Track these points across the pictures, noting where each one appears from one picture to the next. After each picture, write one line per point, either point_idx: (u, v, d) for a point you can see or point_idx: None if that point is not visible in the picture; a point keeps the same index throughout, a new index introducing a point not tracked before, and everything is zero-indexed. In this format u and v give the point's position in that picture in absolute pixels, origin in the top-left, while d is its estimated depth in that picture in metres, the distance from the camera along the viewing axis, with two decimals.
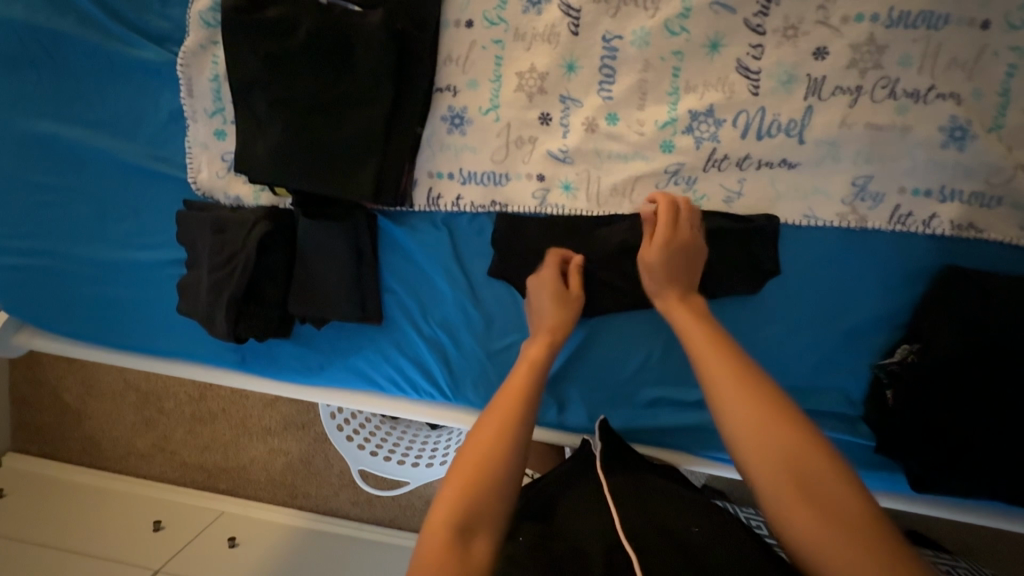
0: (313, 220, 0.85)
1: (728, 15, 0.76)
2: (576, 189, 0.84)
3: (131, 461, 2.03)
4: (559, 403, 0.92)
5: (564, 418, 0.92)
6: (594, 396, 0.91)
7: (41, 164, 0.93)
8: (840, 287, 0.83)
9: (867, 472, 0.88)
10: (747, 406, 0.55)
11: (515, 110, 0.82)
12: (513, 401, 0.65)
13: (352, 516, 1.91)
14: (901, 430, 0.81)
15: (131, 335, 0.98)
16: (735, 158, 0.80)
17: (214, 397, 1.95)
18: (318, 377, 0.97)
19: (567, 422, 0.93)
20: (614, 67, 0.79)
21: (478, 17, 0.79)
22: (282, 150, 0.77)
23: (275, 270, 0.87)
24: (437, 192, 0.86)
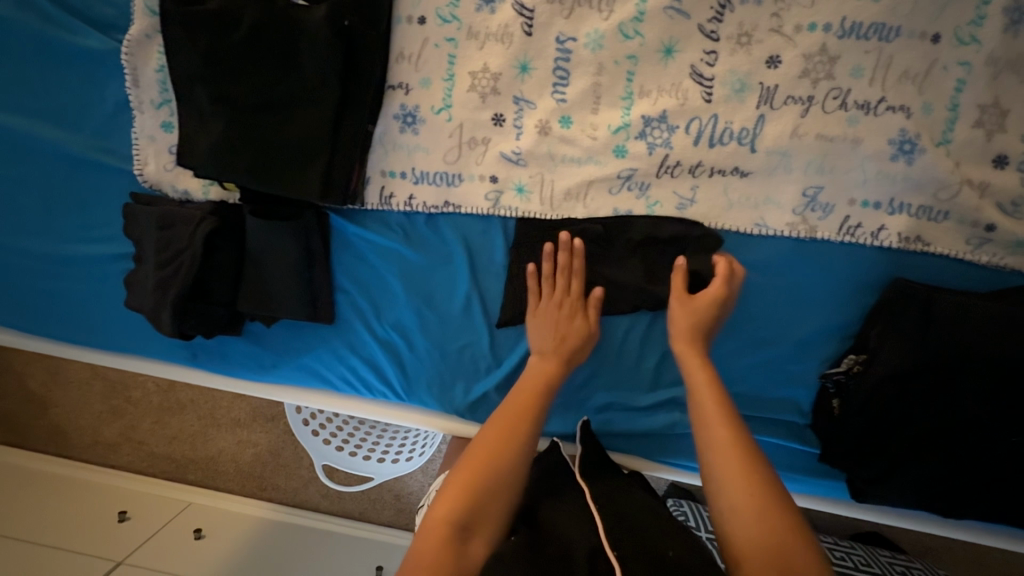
0: (263, 217, 0.84)
1: (682, 20, 0.75)
2: (530, 192, 0.83)
3: (98, 451, 2.01)
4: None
5: None
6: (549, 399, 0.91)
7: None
8: (790, 297, 0.84)
9: (814, 479, 0.89)
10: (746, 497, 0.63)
11: (468, 110, 0.80)
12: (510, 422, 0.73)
13: (321, 509, 1.91)
14: (845, 439, 0.82)
15: (79, 330, 0.96)
16: (688, 164, 0.79)
17: (182, 388, 1.93)
18: (272, 375, 0.96)
19: None
20: (567, 70, 0.78)
21: (431, 15, 0.78)
22: (225, 146, 0.75)
23: (224, 268, 0.86)
24: (390, 191, 0.85)
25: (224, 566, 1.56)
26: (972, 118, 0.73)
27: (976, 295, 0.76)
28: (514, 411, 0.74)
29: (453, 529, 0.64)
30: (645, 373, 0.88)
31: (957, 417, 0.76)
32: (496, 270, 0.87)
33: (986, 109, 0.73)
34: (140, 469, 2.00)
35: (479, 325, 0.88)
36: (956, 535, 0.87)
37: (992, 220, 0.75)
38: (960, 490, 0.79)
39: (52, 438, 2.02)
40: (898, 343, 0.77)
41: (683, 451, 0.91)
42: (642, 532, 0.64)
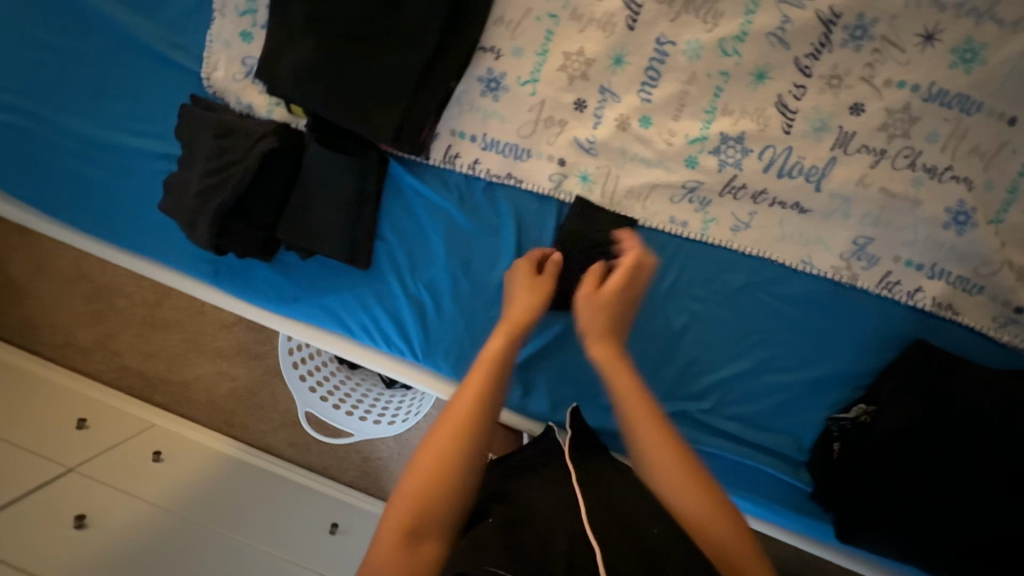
0: (323, 147, 0.82)
1: (781, 49, 0.76)
2: (593, 182, 0.84)
3: (68, 352, 1.96)
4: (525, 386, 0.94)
5: (527, 402, 0.93)
6: (562, 386, 0.93)
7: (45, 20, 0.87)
8: (813, 340, 0.87)
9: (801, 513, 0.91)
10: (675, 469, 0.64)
11: (554, 89, 0.80)
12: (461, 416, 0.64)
13: (285, 456, 1.89)
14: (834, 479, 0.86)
15: (105, 222, 0.94)
16: (752, 189, 0.81)
17: (170, 307, 1.90)
18: (290, 308, 0.95)
19: (529, 407, 0.94)
20: (659, 72, 0.78)
21: None
22: (308, 69, 0.74)
23: (270, 190, 0.83)
24: (456, 151, 0.84)
25: (179, 493, 1.51)
26: None
27: (993, 370, 0.80)
28: (466, 410, 0.65)
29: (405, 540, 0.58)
30: (662, 379, 0.90)
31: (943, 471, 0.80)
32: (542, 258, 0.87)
33: None
34: (107, 379, 1.96)
35: None
36: None
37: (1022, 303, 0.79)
38: (935, 551, 0.82)
39: (25, 330, 1.98)
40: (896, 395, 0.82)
41: None
42: (630, 526, 0.61)
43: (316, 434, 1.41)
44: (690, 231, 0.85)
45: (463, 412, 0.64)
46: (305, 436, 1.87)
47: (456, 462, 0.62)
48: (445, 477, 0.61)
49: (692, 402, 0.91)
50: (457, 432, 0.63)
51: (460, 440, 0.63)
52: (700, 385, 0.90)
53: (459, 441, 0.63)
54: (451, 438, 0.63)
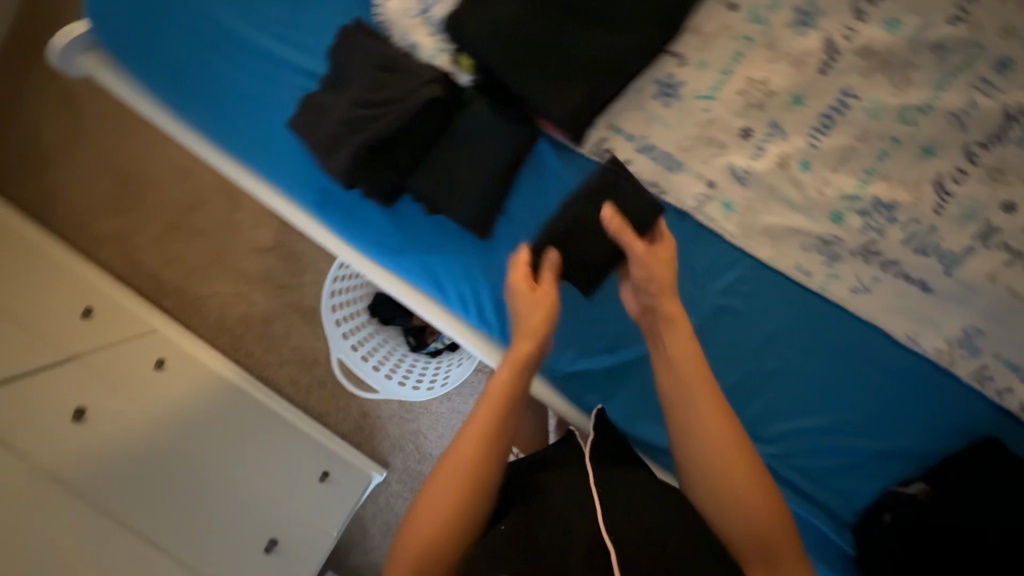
0: (483, 108, 0.79)
1: (958, 131, 0.77)
2: (735, 212, 0.83)
3: (79, 235, 1.87)
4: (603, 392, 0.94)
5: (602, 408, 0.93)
6: (635, 401, 0.92)
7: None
8: (891, 415, 0.89)
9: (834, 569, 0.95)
10: (736, 471, 0.64)
11: (727, 110, 0.80)
12: (492, 433, 0.65)
13: (283, 393, 1.87)
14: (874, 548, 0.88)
15: (222, 123, 0.91)
16: (885, 257, 0.82)
17: (203, 215, 1.87)
18: (389, 257, 0.92)
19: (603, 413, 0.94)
20: (834, 121, 0.79)
21: (745, 8, 0.78)
22: (509, 26, 0.73)
23: (417, 135, 0.80)
24: (609, 145, 0.83)
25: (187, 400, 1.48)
26: None
27: None
28: (490, 422, 0.66)
29: (437, 545, 0.61)
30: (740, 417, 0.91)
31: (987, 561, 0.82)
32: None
33: None
34: (115, 272, 1.88)
35: None
36: None
37: None
38: None
39: (37, 199, 1.88)
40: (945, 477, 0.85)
41: None
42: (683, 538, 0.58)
43: (341, 378, 1.39)
44: (812, 282, 0.85)
45: (480, 426, 0.66)
46: (309, 378, 1.87)
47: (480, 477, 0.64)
48: (472, 485, 0.63)
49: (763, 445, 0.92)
50: (482, 444, 0.64)
51: (482, 454, 0.64)
52: (775, 432, 0.91)
53: (483, 460, 0.64)
54: (473, 450, 0.64)
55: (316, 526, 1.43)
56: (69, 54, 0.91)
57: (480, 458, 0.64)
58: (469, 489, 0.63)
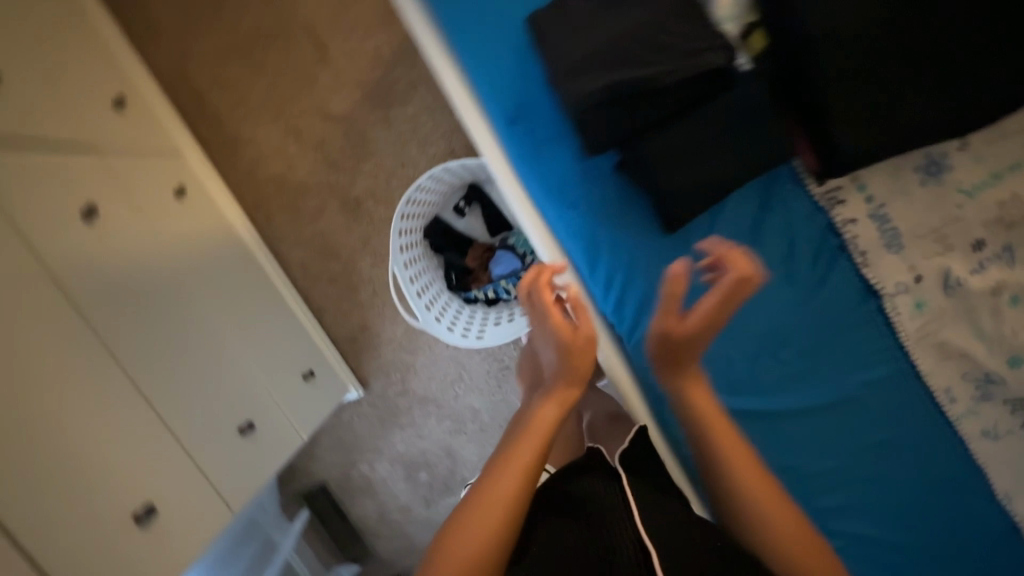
0: (714, 99, 0.99)
1: None
2: (923, 312, 1.08)
3: (134, 17, 1.68)
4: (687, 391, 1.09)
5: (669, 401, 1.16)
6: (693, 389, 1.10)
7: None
8: (882, 488, 1.13)
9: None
10: (749, 465, 0.86)
11: (905, 185, 1.07)
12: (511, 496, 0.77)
13: (290, 271, 1.82)
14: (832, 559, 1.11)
15: (468, 29, 1.08)
16: (963, 348, 1.08)
17: (277, 55, 1.69)
18: (554, 199, 1.11)
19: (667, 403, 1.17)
20: (1015, 257, 1.04)
21: (964, 181, 1.05)
22: (764, 60, 1.02)
23: (656, 96, 0.97)
24: (842, 197, 1.09)
25: (187, 246, 1.42)
26: None
27: None
28: (516, 485, 0.78)
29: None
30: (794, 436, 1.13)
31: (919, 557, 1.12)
32: (786, 325, 1.11)
33: None
34: (157, 72, 1.70)
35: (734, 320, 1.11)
36: None
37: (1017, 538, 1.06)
38: None
39: None
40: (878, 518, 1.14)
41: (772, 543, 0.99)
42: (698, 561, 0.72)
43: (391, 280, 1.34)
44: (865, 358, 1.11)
45: (516, 481, 0.79)
46: (322, 270, 1.82)
47: (519, 506, 0.77)
48: (507, 521, 0.76)
49: None
50: (509, 504, 0.77)
51: (522, 499, 0.78)
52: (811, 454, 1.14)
53: (520, 495, 0.78)
54: (512, 501, 0.77)
55: (284, 415, 1.46)
56: None
57: (505, 512, 0.76)
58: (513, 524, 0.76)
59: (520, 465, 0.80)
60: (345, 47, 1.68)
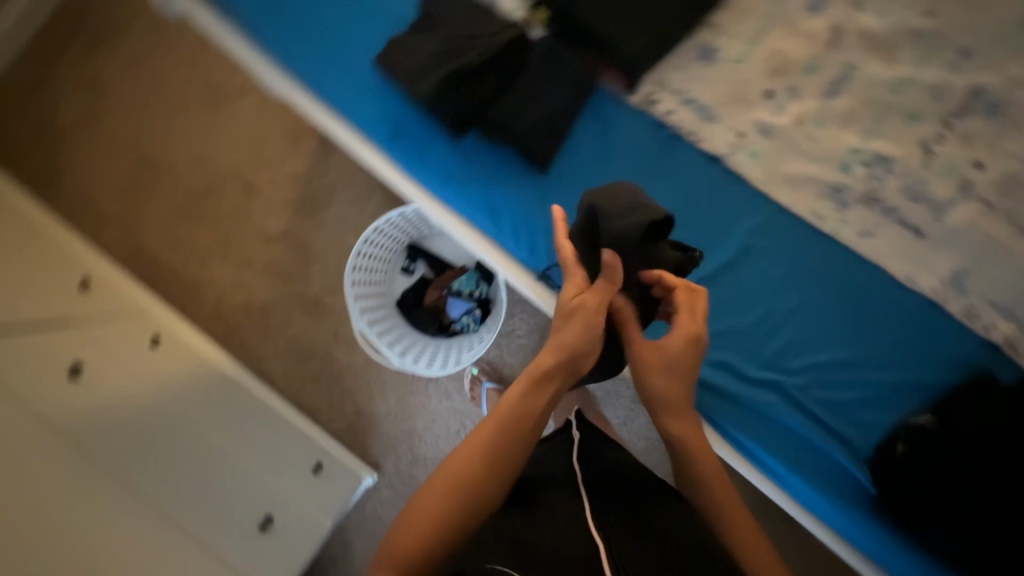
0: (549, 45, 0.92)
1: (935, 103, 0.95)
2: (923, 122, 0.96)
3: (83, 215, 1.88)
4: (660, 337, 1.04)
5: None
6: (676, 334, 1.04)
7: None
8: (893, 352, 0.99)
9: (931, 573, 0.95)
10: None
11: (813, 46, 0.95)
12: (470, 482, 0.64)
13: (278, 385, 1.88)
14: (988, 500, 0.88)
15: (287, 44, 0.98)
16: (956, 164, 0.95)
17: (215, 202, 1.88)
18: (450, 192, 0.99)
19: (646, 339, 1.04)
20: (963, 60, 0.95)
21: None
22: None
23: (501, 70, 0.91)
24: (768, 17, 0.96)
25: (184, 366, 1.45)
26: None
27: None
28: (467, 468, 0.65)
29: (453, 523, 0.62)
30: (827, 328, 0.99)
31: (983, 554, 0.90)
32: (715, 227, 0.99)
33: None
34: (115, 254, 1.88)
35: None
36: None
37: None
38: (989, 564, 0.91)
39: (43, 175, 1.88)
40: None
41: (760, 437, 1.00)
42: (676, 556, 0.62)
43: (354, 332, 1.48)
44: (825, 226, 0.98)
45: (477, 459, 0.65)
46: (307, 373, 1.89)
47: (480, 488, 0.64)
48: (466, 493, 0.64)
49: (788, 377, 1.00)
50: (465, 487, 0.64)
51: (475, 460, 0.65)
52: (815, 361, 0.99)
53: (478, 479, 0.65)
54: (457, 470, 0.65)
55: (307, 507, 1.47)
56: None
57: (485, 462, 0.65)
58: (451, 493, 0.64)
59: (504, 408, 0.70)
60: (270, 172, 1.87)
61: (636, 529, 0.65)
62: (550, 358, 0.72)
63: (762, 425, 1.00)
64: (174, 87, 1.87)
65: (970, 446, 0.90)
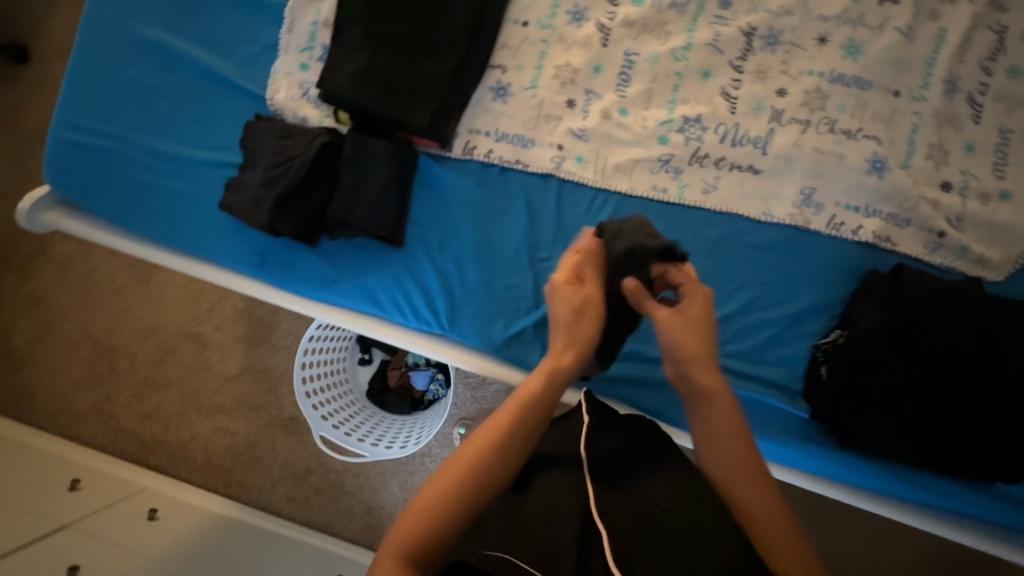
0: (358, 137, 0.99)
1: (717, 54, 1.01)
2: (713, 76, 1.02)
3: (60, 420, 1.97)
4: None
5: None
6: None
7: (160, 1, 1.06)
8: (780, 285, 1.01)
9: (900, 479, 0.97)
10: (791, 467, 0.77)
11: (589, 50, 1.03)
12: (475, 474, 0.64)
13: (283, 513, 1.88)
14: (914, 400, 0.89)
15: (142, 220, 1.07)
16: (758, 98, 1.01)
17: (174, 363, 1.96)
18: (329, 291, 1.06)
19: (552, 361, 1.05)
20: (725, 8, 1.01)
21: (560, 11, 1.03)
22: (360, 79, 0.94)
23: (323, 178, 0.99)
24: (542, 38, 1.03)
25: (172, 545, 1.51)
26: (925, 152, 0.98)
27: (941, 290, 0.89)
28: (476, 462, 0.64)
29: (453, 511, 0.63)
30: (710, 286, 1.01)
31: (931, 449, 0.91)
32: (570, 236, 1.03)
33: (934, 148, 0.98)
34: (99, 445, 1.95)
35: (528, 266, 1.03)
36: (929, 528, 0.97)
37: (943, 228, 0.96)
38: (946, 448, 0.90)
39: (17, 399, 1.98)
40: (939, 329, 0.88)
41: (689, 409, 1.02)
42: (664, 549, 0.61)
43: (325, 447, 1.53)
44: (670, 196, 1.02)
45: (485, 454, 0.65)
46: (307, 492, 1.88)
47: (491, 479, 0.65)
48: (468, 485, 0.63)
49: None
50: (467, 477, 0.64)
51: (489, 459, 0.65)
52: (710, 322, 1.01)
53: (484, 479, 0.64)
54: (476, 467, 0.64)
55: None
56: (33, 212, 1.07)
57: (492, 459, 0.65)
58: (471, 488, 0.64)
59: (528, 401, 0.68)
60: (214, 318, 1.96)
61: (626, 502, 0.67)
62: (569, 357, 0.70)
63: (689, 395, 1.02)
64: (106, 277, 2.00)
65: (874, 348, 0.90)
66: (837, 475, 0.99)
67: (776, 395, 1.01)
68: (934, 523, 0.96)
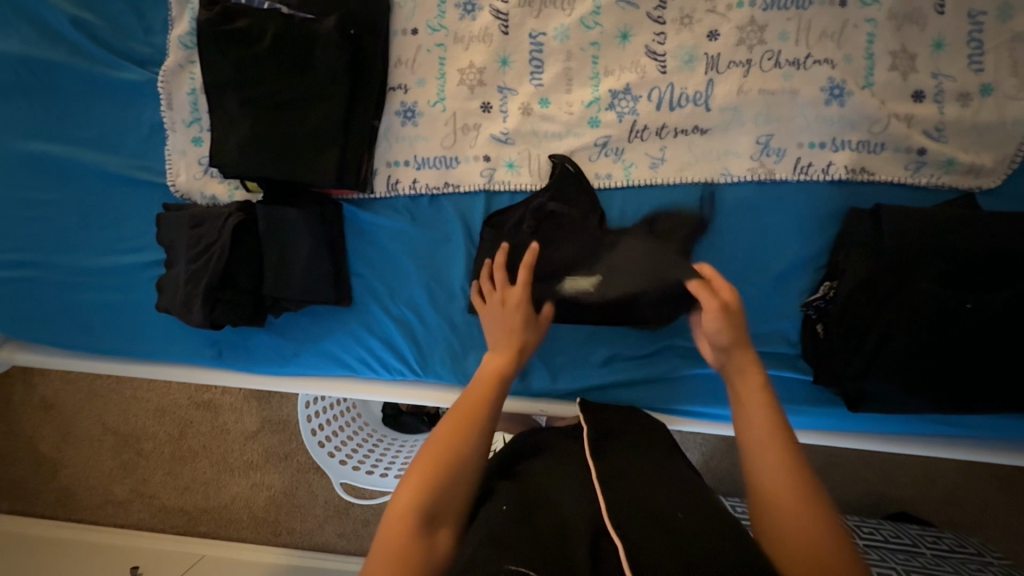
0: (270, 204, 0.92)
1: (632, 10, 0.89)
2: (634, 37, 0.90)
3: (108, 510, 2.03)
4: (552, 370, 0.98)
5: (529, 383, 0.98)
6: (556, 358, 0.98)
7: (28, 109, 0.98)
8: (758, 249, 0.91)
9: (924, 421, 0.90)
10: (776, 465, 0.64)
11: (489, 42, 0.92)
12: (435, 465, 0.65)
13: (337, 548, 1.91)
14: (927, 350, 0.79)
15: (89, 340, 1.03)
16: (688, 48, 0.89)
17: (194, 434, 1.98)
18: (293, 365, 1.01)
19: (532, 387, 0.98)
20: None
21: (447, 7, 0.92)
22: (251, 144, 0.87)
23: (248, 259, 0.93)
24: (435, 42, 0.92)
25: None
26: (887, 63, 0.86)
27: (935, 219, 0.78)
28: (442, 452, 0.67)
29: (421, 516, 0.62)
30: None
31: (956, 397, 0.81)
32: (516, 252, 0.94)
33: (897, 55, 0.85)
34: (151, 525, 2.02)
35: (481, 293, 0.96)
36: (956, 455, 0.92)
37: (923, 145, 0.85)
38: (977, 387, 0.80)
39: (62, 502, 2.04)
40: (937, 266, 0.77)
41: (686, 397, 0.96)
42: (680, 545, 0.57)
43: (349, 492, 1.49)
44: (616, 180, 0.92)
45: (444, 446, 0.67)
46: (353, 524, 1.91)
47: (462, 476, 0.66)
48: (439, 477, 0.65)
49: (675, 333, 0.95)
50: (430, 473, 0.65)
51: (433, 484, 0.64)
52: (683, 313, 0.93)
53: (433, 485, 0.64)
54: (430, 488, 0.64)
55: None
56: None
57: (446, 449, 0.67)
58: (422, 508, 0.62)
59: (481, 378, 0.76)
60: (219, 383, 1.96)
61: (636, 503, 0.63)
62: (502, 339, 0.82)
63: (684, 387, 0.96)
64: None
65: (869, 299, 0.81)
66: (851, 425, 0.93)
67: (783, 366, 0.92)
68: (960, 452, 0.91)
